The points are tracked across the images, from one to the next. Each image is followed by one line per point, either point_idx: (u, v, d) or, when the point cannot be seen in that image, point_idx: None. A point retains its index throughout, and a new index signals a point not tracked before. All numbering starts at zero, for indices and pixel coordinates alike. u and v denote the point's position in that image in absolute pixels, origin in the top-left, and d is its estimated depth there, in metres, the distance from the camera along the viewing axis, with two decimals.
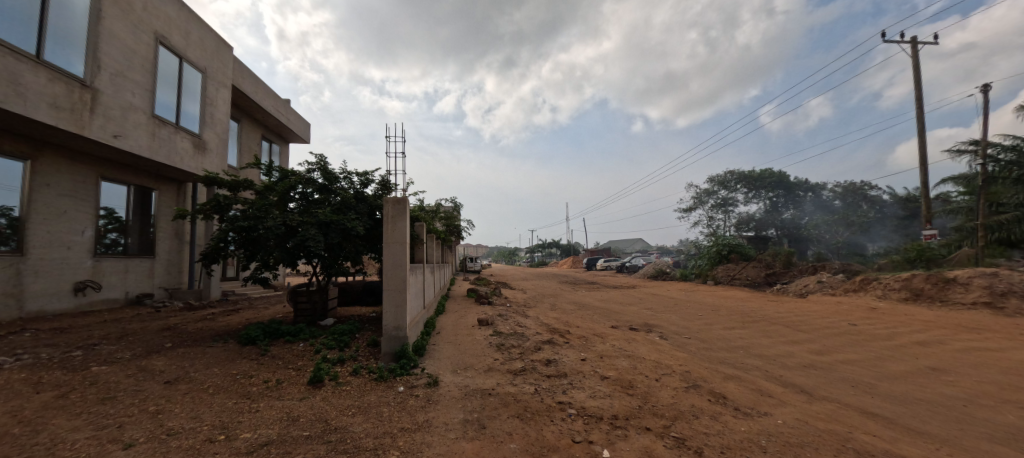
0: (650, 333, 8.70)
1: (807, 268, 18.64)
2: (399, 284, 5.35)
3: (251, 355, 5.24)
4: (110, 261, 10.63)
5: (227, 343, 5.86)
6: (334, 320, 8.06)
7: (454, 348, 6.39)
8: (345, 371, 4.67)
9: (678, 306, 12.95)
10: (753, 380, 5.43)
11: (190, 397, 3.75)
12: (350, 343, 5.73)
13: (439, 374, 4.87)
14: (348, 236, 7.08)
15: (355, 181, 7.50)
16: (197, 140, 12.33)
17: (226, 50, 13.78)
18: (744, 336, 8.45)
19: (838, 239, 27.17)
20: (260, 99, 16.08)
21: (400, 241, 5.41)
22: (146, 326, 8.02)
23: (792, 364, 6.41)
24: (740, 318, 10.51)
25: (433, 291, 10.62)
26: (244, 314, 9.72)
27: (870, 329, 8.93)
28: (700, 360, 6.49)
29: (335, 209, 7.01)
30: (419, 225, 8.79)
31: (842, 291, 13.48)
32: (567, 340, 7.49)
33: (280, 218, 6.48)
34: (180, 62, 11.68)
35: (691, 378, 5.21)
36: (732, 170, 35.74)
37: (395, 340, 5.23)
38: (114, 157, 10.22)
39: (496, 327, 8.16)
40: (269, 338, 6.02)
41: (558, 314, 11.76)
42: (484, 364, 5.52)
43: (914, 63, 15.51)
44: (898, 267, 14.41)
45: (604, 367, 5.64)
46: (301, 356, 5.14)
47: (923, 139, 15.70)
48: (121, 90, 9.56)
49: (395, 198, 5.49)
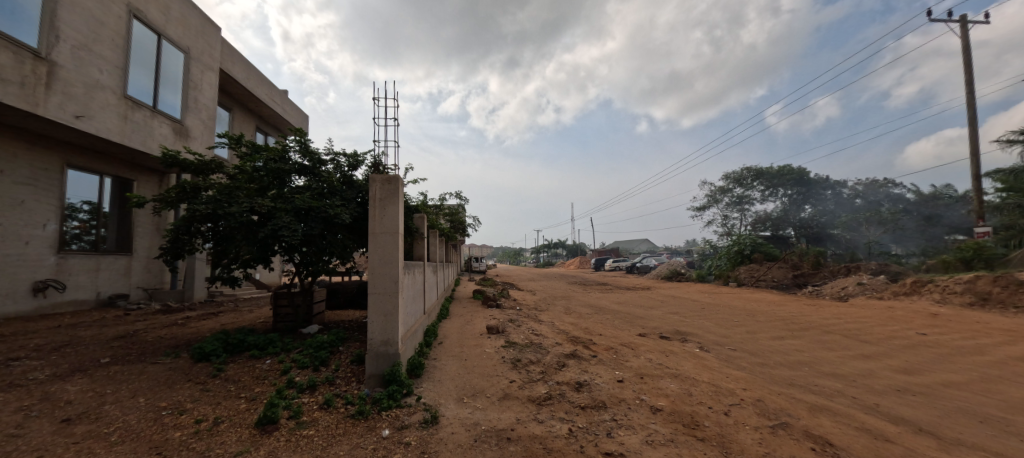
0: (688, 344, 7.46)
1: (840, 270, 17.20)
2: (389, 286, 4.12)
3: (200, 377, 4.08)
4: (77, 257, 9.56)
5: (178, 359, 4.70)
6: (320, 327, 6.90)
7: (459, 365, 5.17)
8: (314, 403, 3.48)
9: (707, 310, 11.65)
10: (848, 413, 4.17)
11: (78, 451, 2.57)
12: (329, 360, 4.55)
13: (439, 408, 3.65)
14: (332, 226, 5.89)
15: (344, 162, 6.31)
16: (178, 126, 11.25)
17: (213, 31, 12.73)
18: (800, 347, 7.18)
19: (868, 238, 24.79)
20: (253, 86, 15.03)
21: (391, 230, 4.19)
22: (103, 332, 6.89)
23: (880, 387, 5.14)
24: (784, 325, 9.22)
25: (435, 293, 9.44)
26: (222, 318, 8.59)
27: (946, 339, 7.63)
28: (763, 381, 5.25)
29: (318, 194, 5.83)
30: (420, 217, 7.60)
31: (890, 295, 12.10)
32: (594, 354, 6.24)
33: (247, 203, 5.28)
34: (158, 39, 10.62)
35: (771, 412, 3.97)
36: (748, 167, 34.33)
37: (383, 360, 4.03)
38: (82, 142, 9.17)
39: (509, 336, 6.94)
40: (231, 353, 4.86)
41: (575, 319, 10.53)
42: (497, 389, 4.29)
43: (965, 44, 14.14)
44: (950, 268, 12.98)
45: (651, 393, 4.39)
46: (262, 379, 3.96)
47: (975, 128, 14.29)
48: (85, 65, 8.50)
49: (385, 176, 4.28)
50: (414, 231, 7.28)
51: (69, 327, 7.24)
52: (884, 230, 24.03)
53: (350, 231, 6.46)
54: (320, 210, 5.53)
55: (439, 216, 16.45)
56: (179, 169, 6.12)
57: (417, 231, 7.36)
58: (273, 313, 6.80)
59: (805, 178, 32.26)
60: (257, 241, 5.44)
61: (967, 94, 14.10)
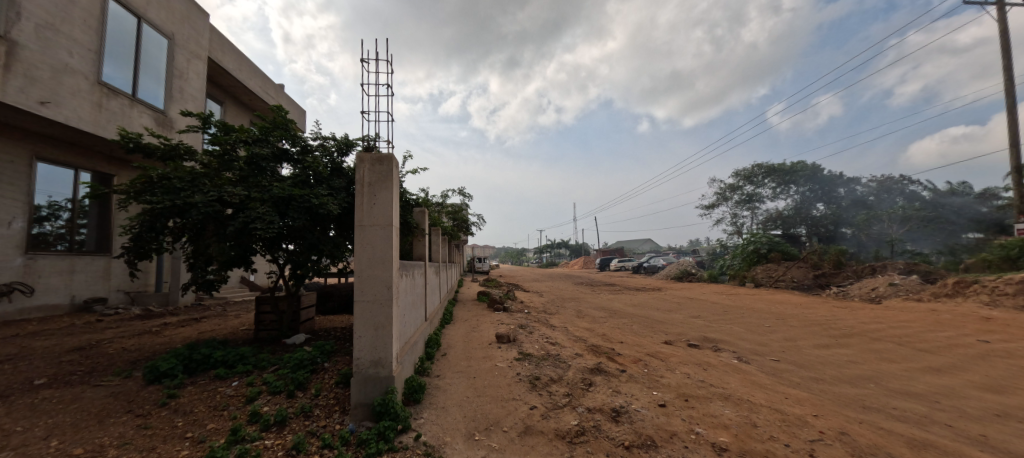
0: (724, 355, 6.60)
1: (865, 269, 16.25)
2: (382, 292, 3.28)
3: (144, 408, 3.24)
4: (48, 258, 8.77)
5: (128, 380, 3.88)
6: (308, 336, 6.09)
7: (468, 385, 4.33)
8: (279, 448, 2.65)
9: (731, 314, 10.78)
10: (958, 450, 3.31)
11: None
12: (309, 382, 3.72)
13: (443, 450, 2.82)
14: (322, 219, 5.02)
15: (335, 147, 5.45)
16: (161, 117, 10.47)
17: (200, 17, 11.94)
18: (852, 358, 6.32)
19: (890, 235, 23.50)
20: (245, 78, 14.25)
21: (384, 221, 3.34)
22: (62, 343, 6.07)
23: (972, 411, 4.28)
24: (823, 331, 8.36)
25: (438, 297, 8.62)
26: (203, 325, 7.78)
27: (1016, 348, 6.74)
28: (830, 403, 4.40)
29: (301, 182, 4.94)
30: (421, 212, 6.80)
31: (929, 296, 11.18)
32: (622, 368, 5.40)
33: (215, 191, 4.36)
34: (138, 22, 9.84)
35: (868, 452, 3.10)
36: (759, 164, 33.41)
37: (373, 385, 3.19)
38: (51, 132, 8.40)
39: (522, 347, 6.11)
40: (193, 373, 4.03)
41: (590, 324, 9.67)
42: (516, 420, 3.45)
43: (1003, 28, 13.22)
44: (992, 267, 12.03)
45: (706, 424, 3.54)
46: (220, 412, 3.14)
47: (1014, 117, 13.34)
48: (52, 47, 7.75)
49: (376, 154, 3.42)
50: (415, 228, 6.47)
51: (27, 337, 6.43)
52: (908, 227, 22.86)
53: (343, 224, 5.61)
54: (305, 199, 4.64)
55: (443, 214, 15.61)
56: (139, 155, 5.21)
57: (420, 226, 6.54)
58: (256, 321, 5.97)
59: (819, 174, 31.15)
60: (229, 237, 4.55)
61: (1005, 81, 13.18)
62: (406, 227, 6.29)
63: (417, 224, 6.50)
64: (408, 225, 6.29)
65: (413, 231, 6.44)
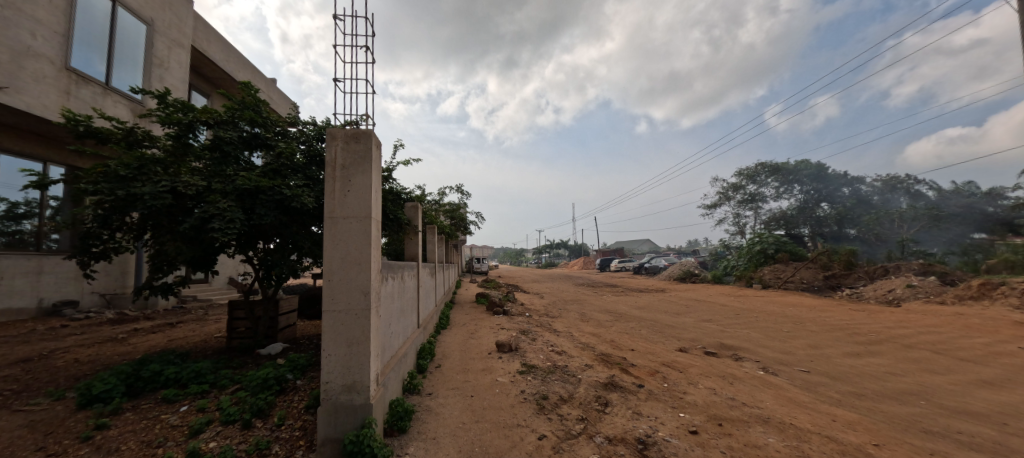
0: (747, 365, 6.00)
1: (878, 270, 15.71)
2: (357, 300, 2.65)
3: (61, 445, 2.61)
4: (11, 258, 8.10)
5: (58, 405, 3.25)
6: (287, 345, 5.47)
7: (464, 405, 3.71)
8: None
9: (744, 317, 10.20)
10: None
11: None
12: (273, 408, 3.10)
13: None
14: (298, 215, 4.37)
15: (315, 132, 4.80)
16: (139, 107, 9.83)
17: (183, 3, 11.27)
18: (889, 369, 5.74)
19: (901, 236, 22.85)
20: (233, 70, 13.59)
21: (361, 213, 2.71)
22: (11, 353, 5.41)
23: None
24: (847, 337, 7.78)
25: (433, 300, 8.01)
26: (177, 332, 7.14)
27: None
28: (882, 426, 3.82)
29: (273, 171, 4.26)
30: (414, 207, 6.19)
31: (952, 299, 10.64)
32: (640, 381, 4.80)
33: (167, 181, 3.69)
34: (113, 6, 9.20)
35: None
36: (762, 163, 32.89)
37: (346, 416, 2.57)
38: (14, 121, 7.75)
39: (526, 356, 5.51)
40: (138, 394, 3.41)
41: (596, 329, 9.07)
42: (522, 456, 2.81)
43: None
44: (1016, 269, 11.49)
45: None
46: (153, 451, 2.52)
47: None
48: (12, 27, 7.11)
49: (352, 129, 2.78)
50: (407, 225, 5.86)
51: None
52: (918, 227, 22.31)
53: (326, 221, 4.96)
54: (276, 191, 3.98)
55: (439, 213, 14.97)
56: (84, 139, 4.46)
57: (412, 223, 5.92)
58: (227, 328, 5.35)
59: (824, 173, 30.61)
60: (187, 235, 3.89)
61: None
62: (397, 224, 5.66)
63: (409, 222, 5.89)
64: (399, 221, 5.67)
65: (404, 228, 5.82)
